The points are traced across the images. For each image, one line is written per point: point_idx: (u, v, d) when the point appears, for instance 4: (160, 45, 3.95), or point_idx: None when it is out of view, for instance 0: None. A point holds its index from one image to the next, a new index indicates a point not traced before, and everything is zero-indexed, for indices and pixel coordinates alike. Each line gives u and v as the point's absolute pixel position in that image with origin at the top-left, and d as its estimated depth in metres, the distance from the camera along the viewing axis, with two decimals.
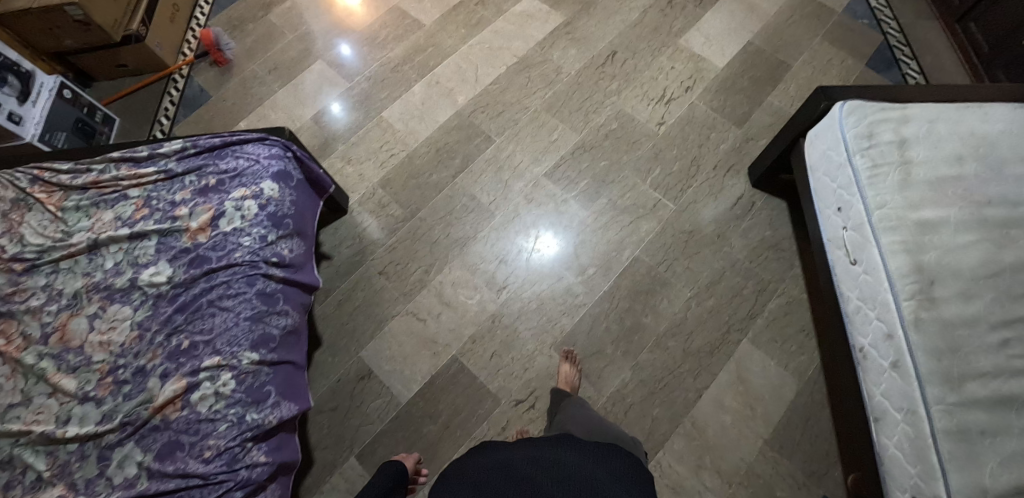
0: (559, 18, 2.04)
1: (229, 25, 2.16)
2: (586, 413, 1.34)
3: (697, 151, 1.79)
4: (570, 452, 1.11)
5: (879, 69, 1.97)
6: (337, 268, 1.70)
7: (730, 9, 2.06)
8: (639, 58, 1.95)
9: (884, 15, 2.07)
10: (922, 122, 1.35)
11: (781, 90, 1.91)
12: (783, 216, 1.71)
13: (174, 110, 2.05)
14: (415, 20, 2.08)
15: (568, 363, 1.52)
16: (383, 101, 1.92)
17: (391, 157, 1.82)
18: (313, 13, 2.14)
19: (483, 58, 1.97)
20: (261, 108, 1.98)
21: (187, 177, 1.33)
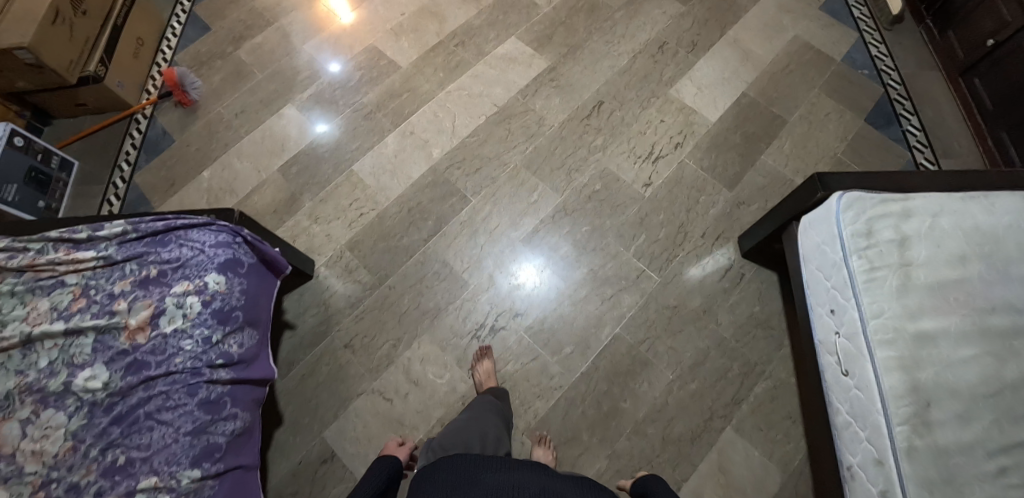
0: (543, 63, 1.92)
1: (195, 61, 2.05)
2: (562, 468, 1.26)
3: (685, 216, 1.69)
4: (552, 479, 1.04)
5: (878, 125, 1.88)
6: (301, 340, 1.60)
7: (724, 56, 1.95)
8: (626, 109, 1.84)
9: (885, 65, 1.98)
10: (926, 216, 1.25)
11: (775, 148, 1.81)
12: (772, 291, 1.62)
13: (135, 153, 1.93)
14: (391, 62, 1.96)
15: (542, 447, 1.43)
16: (354, 153, 1.81)
17: (360, 216, 1.72)
18: (284, 51, 2.03)
19: (461, 105, 1.86)
20: (225, 156, 1.87)
21: (128, 265, 1.23)
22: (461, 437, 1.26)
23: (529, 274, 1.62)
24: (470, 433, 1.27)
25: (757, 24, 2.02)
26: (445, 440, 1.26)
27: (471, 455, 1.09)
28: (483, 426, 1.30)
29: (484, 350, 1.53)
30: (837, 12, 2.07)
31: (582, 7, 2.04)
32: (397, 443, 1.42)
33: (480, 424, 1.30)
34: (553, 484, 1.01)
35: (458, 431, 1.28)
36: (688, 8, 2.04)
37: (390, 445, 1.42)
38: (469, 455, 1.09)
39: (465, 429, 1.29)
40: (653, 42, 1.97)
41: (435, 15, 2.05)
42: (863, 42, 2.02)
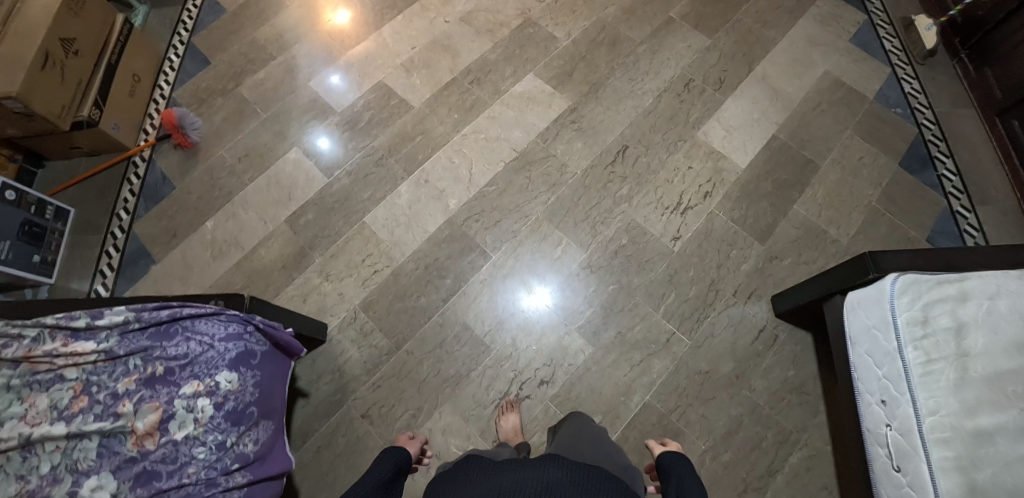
0: (563, 102, 1.82)
1: (195, 99, 1.95)
2: (583, 425, 1.29)
3: (715, 272, 1.61)
4: (559, 473, 1.00)
5: (913, 170, 1.80)
6: (315, 408, 1.52)
7: (752, 95, 1.86)
8: (652, 155, 1.75)
9: (919, 102, 1.90)
10: (983, 297, 1.14)
11: (808, 196, 1.73)
12: (808, 353, 1.55)
13: (134, 201, 1.84)
14: (403, 101, 1.85)
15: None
16: (365, 202, 1.71)
17: (374, 274, 1.63)
18: (289, 88, 1.93)
19: (478, 147, 1.76)
20: (230, 205, 1.77)
21: (132, 359, 1.14)
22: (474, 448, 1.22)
23: (559, 341, 1.55)
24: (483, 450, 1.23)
25: (786, 59, 1.93)
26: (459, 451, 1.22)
27: (488, 460, 1.12)
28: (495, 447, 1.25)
29: (514, 399, 1.48)
30: (869, 44, 1.98)
31: (603, 41, 1.94)
32: (408, 435, 1.41)
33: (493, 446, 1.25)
34: (555, 479, 0.98)
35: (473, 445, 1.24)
36: (714, 41, 1.94)
37: (402, 437, 1.41)
38: (487, 459, 1.13)
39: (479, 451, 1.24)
40: (678, 79, 1.87)
41: (448, 49, 1.94)
42: (895, 77, 1.93)
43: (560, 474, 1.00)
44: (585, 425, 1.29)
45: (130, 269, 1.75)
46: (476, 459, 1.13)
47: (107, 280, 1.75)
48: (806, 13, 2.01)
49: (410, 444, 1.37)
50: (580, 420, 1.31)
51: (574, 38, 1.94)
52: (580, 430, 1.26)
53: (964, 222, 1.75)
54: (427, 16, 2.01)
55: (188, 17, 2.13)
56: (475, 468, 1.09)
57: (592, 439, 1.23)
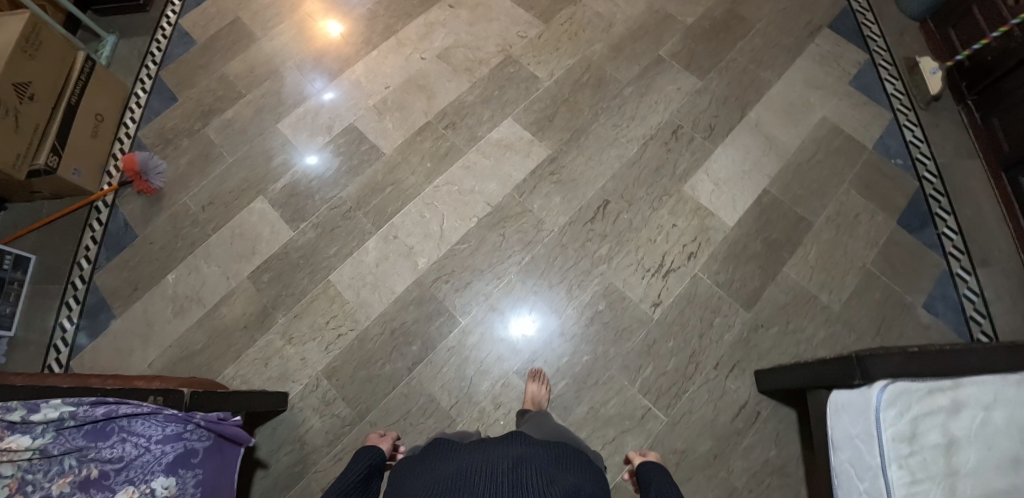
0: (543, 151, 1.72)
1: (161, 140, 1.88)
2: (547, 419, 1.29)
3: (697, 342, 1.52)
4: (528, 451, 1.04)
5: (912, 227, 1.70)
6: (272, 481, 1.46)
7: (744, 143, 1.75)
8: (634, 210, 1.64)
9: (920, 152, 1.80)
10: (977, 407, 1.07)
11: (799, 257, 1.63)
12: (792, 432, 1.45)
13: (96, 249, 1.77)
14: (373, 146, 1.76)
15: (535, 382, 1.45)
16: (330, 259, 1.63)
17: (338, 338, 1.56)
18: (257, 130, 1.84)
19: (451, 199, 1.67)
20: (192, 258, 1.70)
21: (66, 458, 1.06)
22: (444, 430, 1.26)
23: (524, 385, 1.49)
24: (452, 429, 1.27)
25: (781, 103, 1.82)
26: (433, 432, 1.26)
27: (453, 440, 1.11)
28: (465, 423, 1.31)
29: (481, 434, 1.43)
30: (870, 87, 1.88)
31: (588, 82, 1.82)
32: (379, 434, 1.34)
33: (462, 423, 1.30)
34: (522, 456, 1.01)
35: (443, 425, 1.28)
36: (705, 83, 1.84)
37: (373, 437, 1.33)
38: (452, 439, 1.13)
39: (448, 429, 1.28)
40: (665, 125, 1.76)
41: (424, 89, 1.84)
42: (897, 124, 1.84)
43: (527, 452, 1.03)
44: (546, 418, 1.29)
45: (90, 322, 1.69)
46: (438, 443, 1.10)
47: (66, 334, 1.68)
48: (804, 53, 1.91)
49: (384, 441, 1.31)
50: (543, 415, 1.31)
51: (556, 77, 1.83)
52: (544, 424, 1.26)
53: (964, 285, 1.65)
54: (403, 51, 1.91)
55: (157, 49, 2.06)
56: (438, 453, 1.07)
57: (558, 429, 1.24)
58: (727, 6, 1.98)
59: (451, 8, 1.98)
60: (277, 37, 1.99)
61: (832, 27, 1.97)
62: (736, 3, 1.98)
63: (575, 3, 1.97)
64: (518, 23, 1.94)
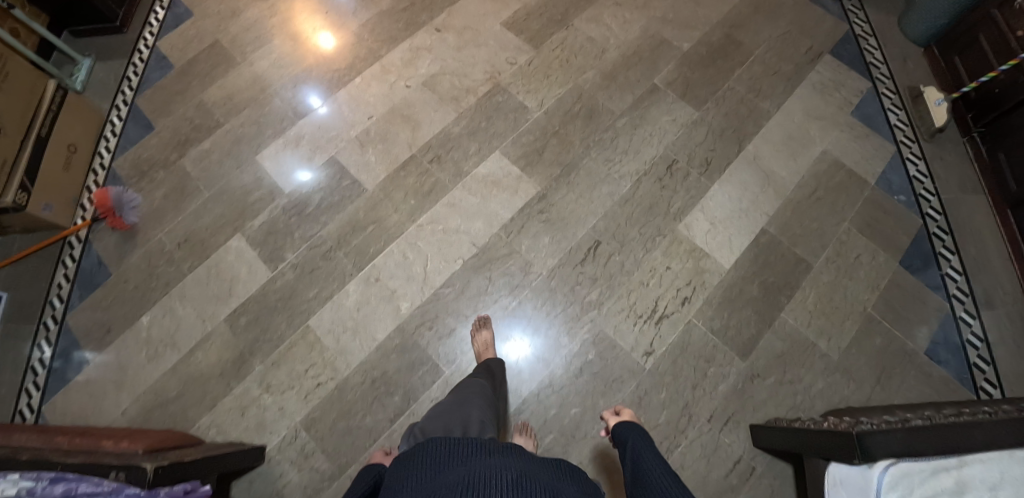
0: (531, 187, 1.64)
1: (136, 172, 1.81)
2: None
3: (690, 393, 1.47)
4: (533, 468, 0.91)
5: (914, 268, 1.64)
6: None
7: (741, 178, 1.68)
8: (626, 252, 1.58)
9: (924, 187, 1.74)
10: (983, 489, 1.00)
11: (798, 301, 1.57)
12: (788, 489, 1.39)
13: (68, 287, 1.70)
14: (355, 181, 1.68)
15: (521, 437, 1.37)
16: (310, 302, 1.57)
17: (317, 386, 1.50)
18: (235, 162, 1.77)
19: (435, 238, 1.60)
20: (167, 299, 1.64)
21: None
22: (443, 424, 1.12)
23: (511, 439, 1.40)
24: (452, 419, 1.13)
25: (780, 135, 1.75)
26: (434, 427, 1.12)
27: (452, 437, 0.97)
28: (465, 408, 1.17)
29: (486, 316, 1.51)
30: (872, 118, 1.81)
31: (579, 113, 1.75)
32: (384, 452, 1.37)
33: (461, 409, 1.16)
34: (531, 466, 0.89)
35: (441, 416, 1.15)
36: (702, 113, 1.76)
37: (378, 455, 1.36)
38: (449, 436, 0.99)
39: (447, 413, 1.16)
40: (660, 159, 1.69)
41: (409, 119, 1.76)
42: (900, 157, 1.77)
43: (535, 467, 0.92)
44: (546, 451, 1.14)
45: (62, 366, 1.62)
46: (435, 440, 0.94)
47: (38, 378, 1.61)
48: (804, 81, 1.84)
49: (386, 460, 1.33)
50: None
51: (547, 107, 1.76)
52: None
53: (967, 330, 1.59)
54: (386, 78, 1.83)
55: (133, 73, 1.98)
56: (435, 453, 0.92)
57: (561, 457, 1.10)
58: (724, 31, 1.91)
59: (438, 31, 1.91)
60: (258, 62, 1.92)
61: (833, 53, 1.90)
62: (734, 28, 1.91)
63: (566, 28, 1.90)
64: (507, 48, 1.86)
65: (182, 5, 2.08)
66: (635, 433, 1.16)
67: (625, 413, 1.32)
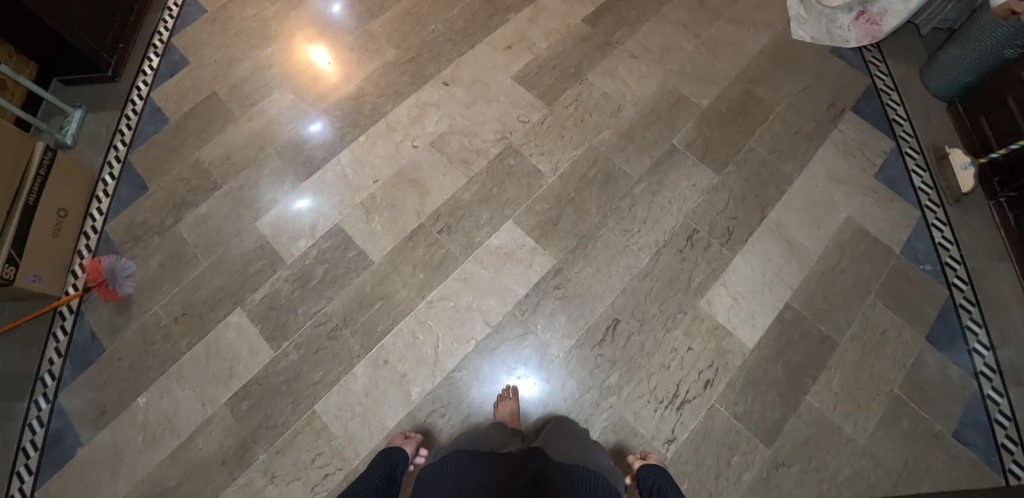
0: (547, 260, 1.57)
1: (130, 238, 1.72)
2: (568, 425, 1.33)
3: (713, 484, 1.41)
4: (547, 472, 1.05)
5: (941, 343, 1.59)
6: None
7: (764, 248, 1.62)
8: (646, 331, 1.52)
9: (950, 255, 1.69)
10: None
11: (823, 382, 1.51)
12: None
13: (60, 362, 1.61)
14: (361, 252, 1.61)
15: None
16: (316, 384, 1.50)
17: (324, 478, 1.43)
18: (233, 228, 1.68)
19: (447, 316, 1.53)
20: (164, 379, 1.56)
21: None
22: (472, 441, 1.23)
23: None
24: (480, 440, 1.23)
25: (803, 201, 1.69)
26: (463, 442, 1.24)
27: (475, 450, 1.14)
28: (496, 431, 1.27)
29: (513, 386, 1.46)
30: (895, 181, 1.76)
31: (595, 177, 1.67)
32: (403, 435, 1.40)
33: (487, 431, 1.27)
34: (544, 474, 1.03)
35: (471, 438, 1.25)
36: (722, 178, 1.69)
37: (397, 437, 1.40)
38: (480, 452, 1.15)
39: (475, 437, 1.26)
40: (680, 229, 1.62)
41: (416, 183, 1.67)
42: (925, 223, 1.72)
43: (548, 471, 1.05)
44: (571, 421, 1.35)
45: (54, 449, 1.53)
46: (462, 450, 1.13)
47: (30, 461, 1.52)
48: (826, 141, 1.78)
49: (407, 444, 1.37)
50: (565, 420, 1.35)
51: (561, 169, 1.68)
52: (563, 429, 1.29)
53: (995, 408, 1.53)
54: (392, 137, 1.75)
55: (126, 126, 1.89)
56: (458, 460, 1.10)
57: (580, 441, 1.26)
58: (743, 86, 1.84)
59: (446, 85, 1.82)
60: (257, 117, 1.83)
61: (856, 110, 1.85)
62: (753, 83, 1.85)
63: (581, 83, 1.82)
64: (519, 105, 1.78)
65: (177, 53, 1.99)
66: (657, 476, 1.23)
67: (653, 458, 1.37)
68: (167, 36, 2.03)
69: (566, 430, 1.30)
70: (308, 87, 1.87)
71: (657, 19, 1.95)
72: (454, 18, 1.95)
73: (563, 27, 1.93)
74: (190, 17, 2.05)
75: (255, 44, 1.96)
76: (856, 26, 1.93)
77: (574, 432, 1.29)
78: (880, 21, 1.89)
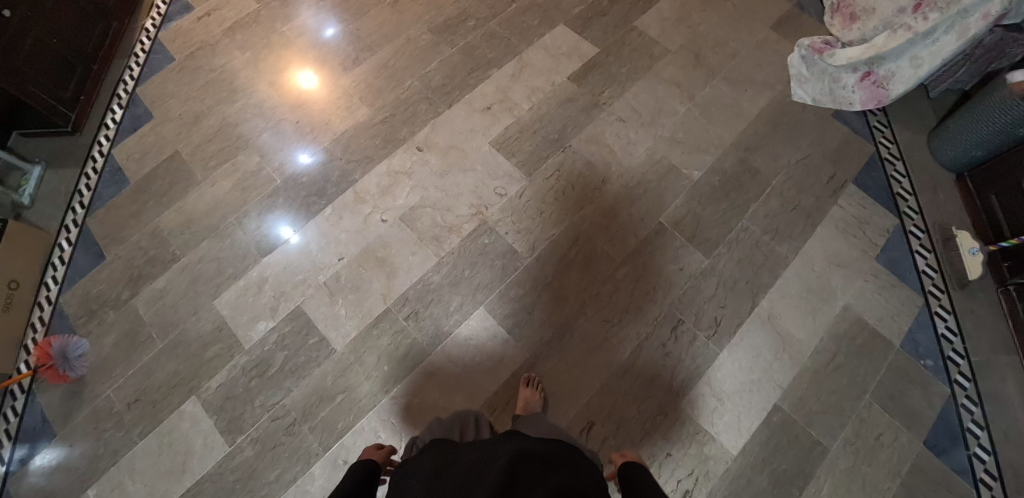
0: (520, 354, 1.48)
1: (85, 312, 1.64)
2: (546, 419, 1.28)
3: None
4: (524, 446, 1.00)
5: (940, 448, 1.47)
6: None
7: (753, 342, 1.51)
8: (624, 434, 1.42)
9: (953, 348, 1.57)
10: None
11: (811, 493, 1.40)
12: None
13: (8, 445, 1.51)
14: (323, 338, 1.52)
15: None
16: (272, 483, 1.42)
17: None
18: (190, 306, 1.59)
19: (410, 415, 1.44)
20: (114, 472, 1.47)
21: None
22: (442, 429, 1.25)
23: None
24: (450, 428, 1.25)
25: (798, 287, 1.58)
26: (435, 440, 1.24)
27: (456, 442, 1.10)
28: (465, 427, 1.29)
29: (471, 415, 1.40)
30: (898, 265, 1.64)
31: (575, 259, 1.56)
32: (375, 446, 1.33)
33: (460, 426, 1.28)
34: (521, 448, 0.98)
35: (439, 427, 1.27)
36: (712, 261, 1.58)
37: (368, 448, 1.33)
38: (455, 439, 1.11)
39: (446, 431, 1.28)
40: (664, 319, 1.52)
41: (383, 263, 1.57)
42: (928, 313, 1.60)
43: (527, 449, 0.99)
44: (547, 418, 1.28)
45: None
46: (443, 443, 1.09)
47: None
48: (826, 219, 1.66)
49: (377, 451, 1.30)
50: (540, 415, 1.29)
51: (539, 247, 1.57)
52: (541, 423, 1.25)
53: None
54: (360, 210, 1.64)
55: (86, 187, 1.80)
56: (438, 451, 1.05)
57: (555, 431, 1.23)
58: (739, 155, 1.72)
59: (420, 150, 1.71)
60: (220, 181, 1.73)
61: (858, 182, 1.73)
62: (749, 152, 1.72)
63: (564, 149, 1.70)
64: (497, 175, 1.66)
65: (142, 105, 1.89)
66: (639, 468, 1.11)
67: (632, 455, 1.25)
68: (133, 86, 1.94)
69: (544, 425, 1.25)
70: (280, 98, 1.84)
71: (649, 78, 1.83)
72: (432, 73, 1.84)
73: (548, 85, 1.80)
74: (157, 66, 1.95)
75: (222, 97, 1.86)
76: (860, 88, 1.81)
77: (552, 426, 1.25)
78: (886, 84, 1.77)
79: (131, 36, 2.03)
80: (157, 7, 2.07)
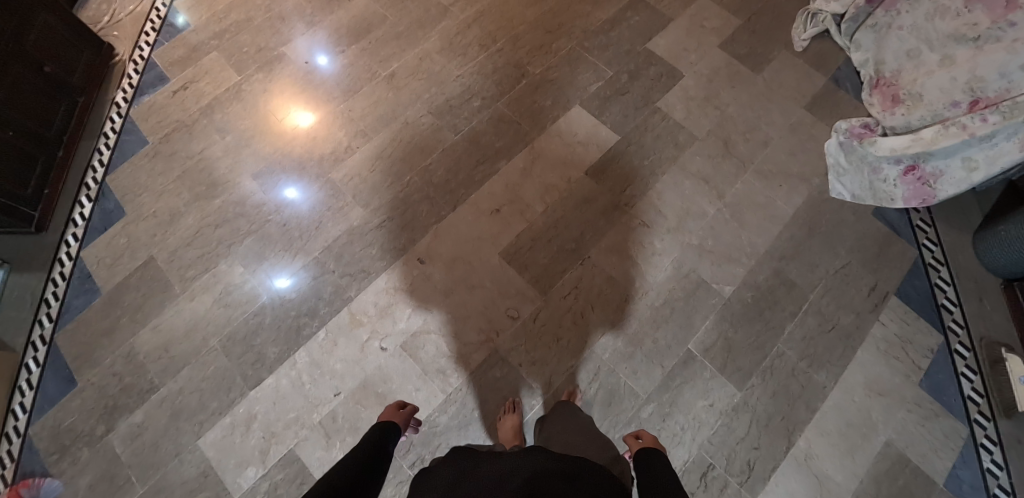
0: None
1: (55, 448, 1.46)
2: (574, 417, 1.28)
3: None
4: (540, 465, 0.95)
5: None
6: None
7: (788, 487, 1.38)
8: None
9: (999, 485, 1.42)
10: None
11: None
12: None
13: None
14: None
15: None
16: None
17: None
18: (171, 446, 1.44)
19: None
20: None
21: None
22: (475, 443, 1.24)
23: None
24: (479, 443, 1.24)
25: (838, 422, 1.45)
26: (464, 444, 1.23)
27: (472, 450, 1.07)
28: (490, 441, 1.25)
29: (516, 400, 1.40)
30: (942, 390, 1.51)
31: (594, 395, 1.43)
32: (397, 405, 1.31)
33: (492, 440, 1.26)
34: (537, 468, 0.94)
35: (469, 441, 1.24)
36: (744, 394, 1.45)
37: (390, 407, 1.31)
38: (469, 451, 1.07)
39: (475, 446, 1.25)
40: (693, 464, 1.39)
41: (384, 401, 1.43)
42: (972, 444, 1.46)
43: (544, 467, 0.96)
44: (576, 417, 1.28)
45: None
46: (460, 451, 1.07)
47: None
48: (866, 340, 1.53)
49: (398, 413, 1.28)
50: (570, 412, 1.30)
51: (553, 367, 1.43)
52: (571, 426, 1.25)
53: None
54: (357, 335, 1.48)
55: (53, 295, 1.61)
56: (455, 462, 1.03)
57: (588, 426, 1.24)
58: (773, 265, 1.57)
59: (421, 263, 1.54)
60: (201, 296, 1.57)
61: (901, 293, 1.59)
62: (785, 261, 1.58)
63: (582, 261, 1.54)
64: (508, 293, 1.51)
65: (114, 198, 1.70)
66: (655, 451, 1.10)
67: (646, 436, 1.24)
68: (102, 174, 1.74)
69: (573, 428, 1.25)
70: (282, 147, 1.71)
71: (675, 171, 1.66)
72: (433, 166, 1.66)
73: (562, 182, 1.63)
74: (129, 150, 1.76)
75: (200, 192, 1.68)
76: (903, 182, 1.63)
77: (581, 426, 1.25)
78: (934, 183, 1.59)
79: (99, 111, 1.83)
80: (129, 77, 1.87)
